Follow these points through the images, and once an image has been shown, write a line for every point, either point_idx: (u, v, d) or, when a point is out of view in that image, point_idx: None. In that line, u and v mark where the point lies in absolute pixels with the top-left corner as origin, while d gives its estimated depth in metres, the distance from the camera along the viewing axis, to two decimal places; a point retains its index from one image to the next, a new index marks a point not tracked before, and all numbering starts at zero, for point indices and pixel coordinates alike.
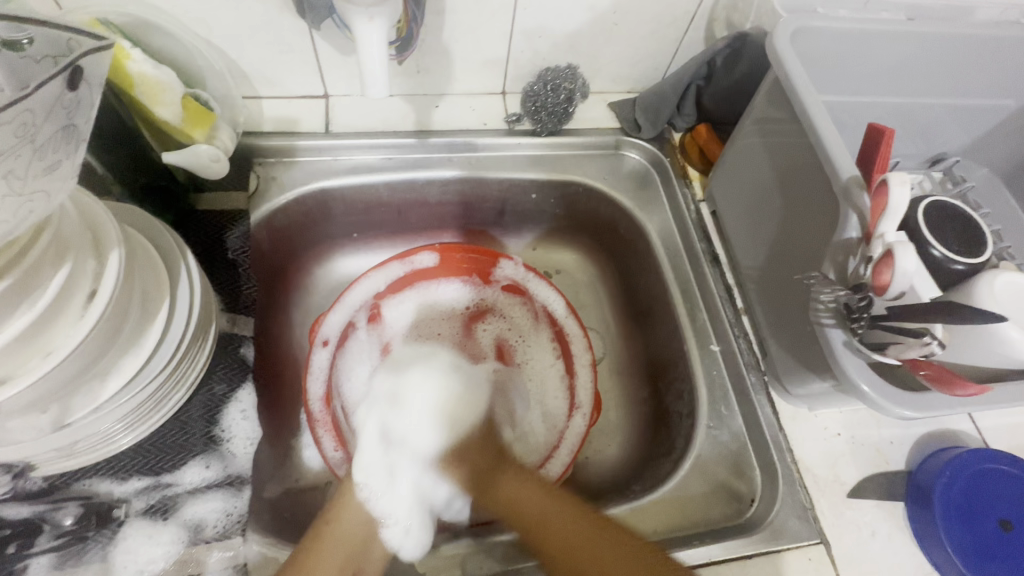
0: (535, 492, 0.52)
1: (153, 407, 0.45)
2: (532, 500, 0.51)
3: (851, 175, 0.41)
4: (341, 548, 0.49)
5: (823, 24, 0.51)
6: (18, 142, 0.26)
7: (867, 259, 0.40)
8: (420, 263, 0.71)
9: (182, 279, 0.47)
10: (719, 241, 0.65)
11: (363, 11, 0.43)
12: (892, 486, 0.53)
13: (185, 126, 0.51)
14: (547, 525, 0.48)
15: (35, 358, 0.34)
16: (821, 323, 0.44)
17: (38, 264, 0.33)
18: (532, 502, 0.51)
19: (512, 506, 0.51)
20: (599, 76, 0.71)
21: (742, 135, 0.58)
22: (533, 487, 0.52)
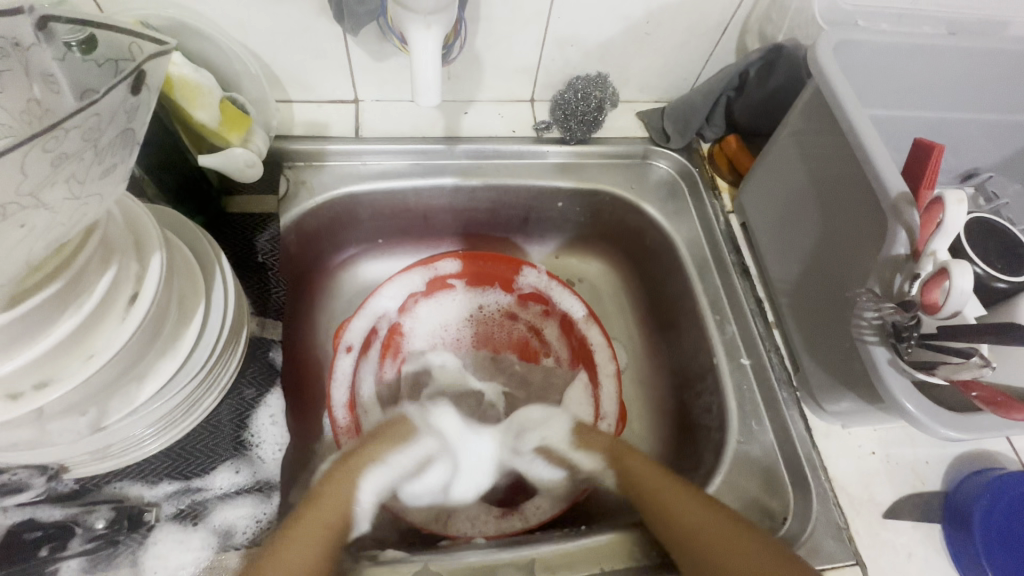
0: (647, 468, 0.52)
1: (185, 412, 0.45)
2: (648, 475, 0.51)
3: (899, 191, 0.41)
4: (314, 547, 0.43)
5: (865, 37, 0.50)
6: (83, 146, 0.26)
7: (914, 277, 0.40)
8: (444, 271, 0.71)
9: (216, 282, 0.47)
10: (749, 254, 0.65)
11: (421, 19, 0.43)
12: (929, 507, 0.52)
13: (222, 129, 0.51)
14: (666, 497, 0.49)
15: (76, 360, 0.34)
16: (864, 341, 0.43)
17: (85, 267, 0.32)
18: (648, 475, 0.51)
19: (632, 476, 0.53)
20: (628, 86, 0.71)
21: (777, 148, 0.57)
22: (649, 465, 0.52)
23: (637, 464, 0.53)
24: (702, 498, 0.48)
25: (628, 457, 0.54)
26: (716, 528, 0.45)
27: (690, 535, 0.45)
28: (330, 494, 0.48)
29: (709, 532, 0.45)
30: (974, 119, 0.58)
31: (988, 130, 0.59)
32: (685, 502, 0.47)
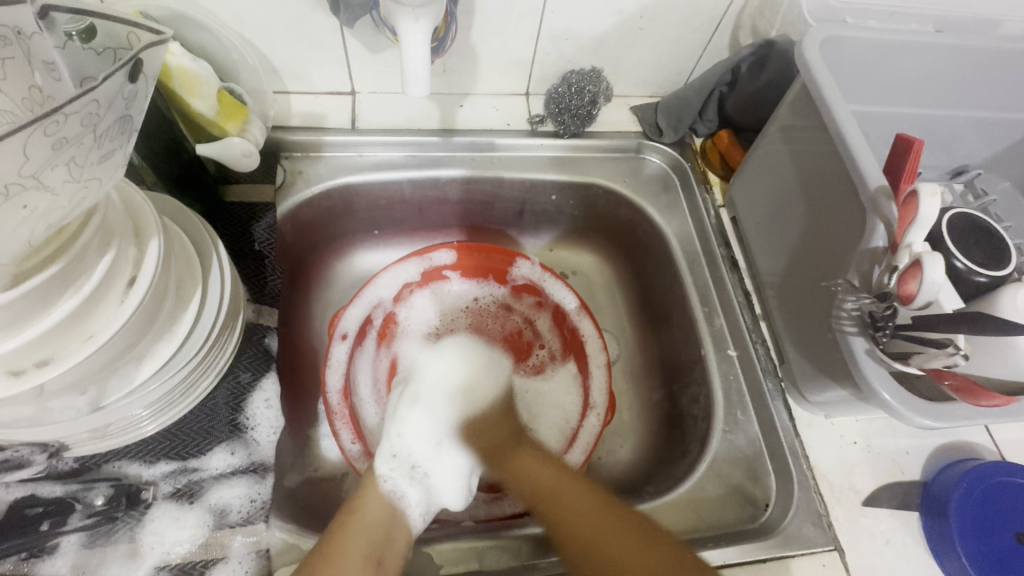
0: (545, 466, 0.56)
1: (183, 393, 0.46)
2: (542, 472, 0.55)
3: (879, 185, 0.42)
4: (366, 532, 0.48)
5: (853, 33, 0.51)
6: (83, 131, 0.27)
7: (892, 269, 0.41)
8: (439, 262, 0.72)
9: (213, 269, 0.49)
10: (738, 247, 0.66)
11: (409, 12, 0.44)
12: (907, 496, 0.53)
13: (219, 119, 0.52)
14: (549, 495, 0.53)
15: (76, 340, 0.36)
16: (843, 331, 0.44)
17: (85, 251, 0.33)
18: (538, 473, 0.56)
19: (523, 476, 0.56)
20: (622, 80, 0.72)
21: (767, 143, 0.58)
22: (542, 464, 0.57)
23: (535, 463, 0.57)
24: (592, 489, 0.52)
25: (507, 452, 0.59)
26: (589, 516, 0.49)
27: (569, 523, 0.50)
28: (369, 500, 0.51)
29: (594, 519, 0.49)
30: (961, 115, 0.59)
31: (973, 127, 0.60)
32: (569, 498, 0.52)
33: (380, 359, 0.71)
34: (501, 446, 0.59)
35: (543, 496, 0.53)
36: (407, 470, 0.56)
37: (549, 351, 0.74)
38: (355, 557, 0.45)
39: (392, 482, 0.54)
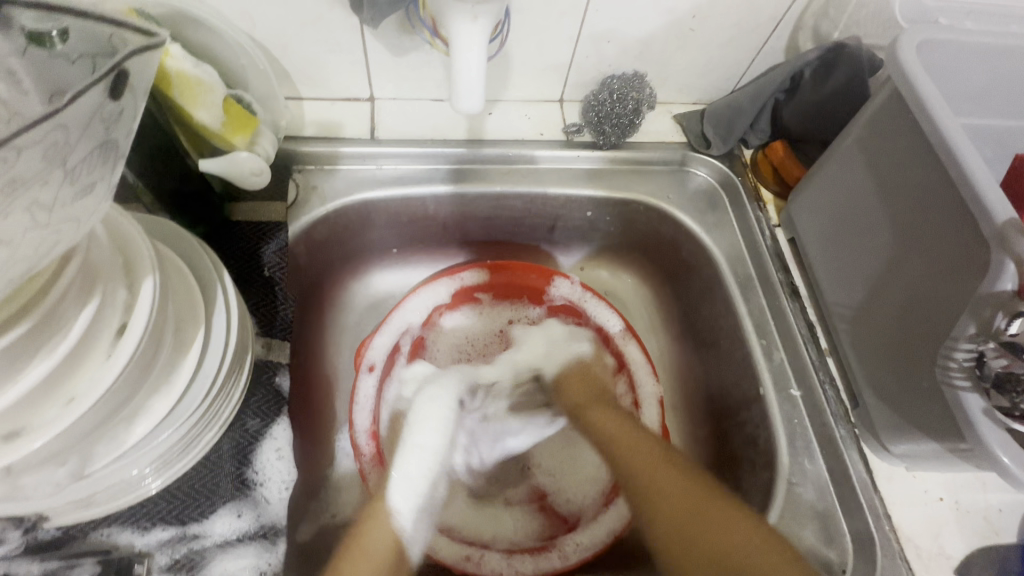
0: (630, 434, 0.53)
1: (182, 451, 0.40)
2: (620, 436, 0.53)
3: (1007, 217, 0.35)
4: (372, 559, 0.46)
5: (952, 37, 0.44)
6: (47, 166, 0.21)
7: (1015, 316, 0.34)
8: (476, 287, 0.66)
9: (218, 302, 0.42)
10: (798, 273, 0.59)
11: (468, 9, 0.38)
12: (1005, 563, 0.47)
13: (225, 131, 0.46)
14: (624, 447, 0.52)
15: (54, 406, 0.30)
16: (953, 385, 0.38)
17: (59, 305, 0.27)
18: (626, 434, 0.53)
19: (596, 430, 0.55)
20: (666, 86, 0.65)
21: (836, 159, 0.52)
22: (626, 428, 0.54)
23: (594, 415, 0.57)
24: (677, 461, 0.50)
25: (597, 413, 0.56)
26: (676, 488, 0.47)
27: (655, 488, 0.48)
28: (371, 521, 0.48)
29: (671, 489, 0.47)
30: None
31: None
32: (646, 467, 0.49)
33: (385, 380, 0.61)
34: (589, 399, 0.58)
35: (629, 452, 0.51)
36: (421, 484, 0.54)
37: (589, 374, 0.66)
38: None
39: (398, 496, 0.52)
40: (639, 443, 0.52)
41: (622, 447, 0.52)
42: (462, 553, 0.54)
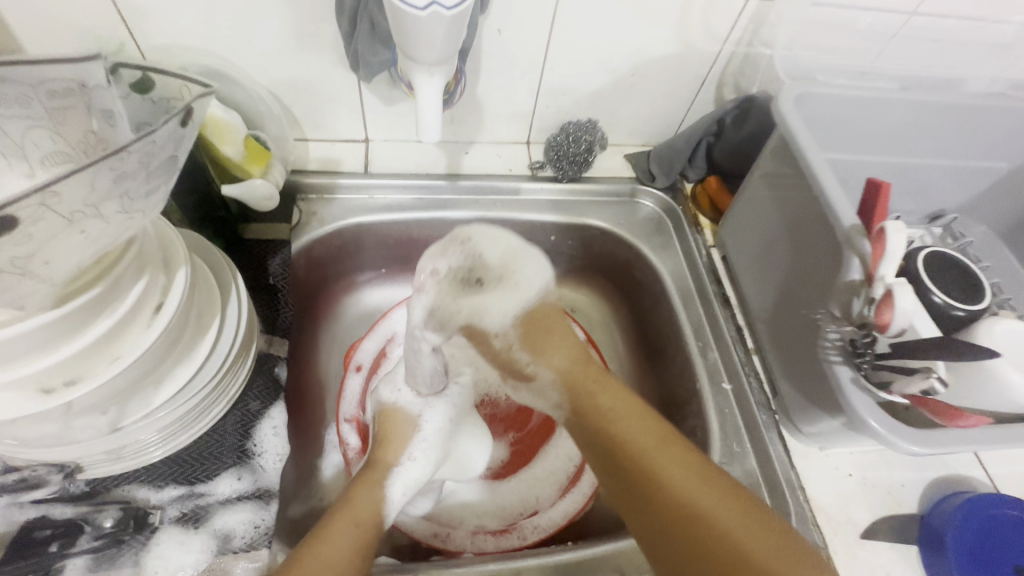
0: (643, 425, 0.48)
1: (194, 419, 0.48)
2: (626, 416, 0.49)
3: (851, 224, 0.45)
4: (353, 521, 0.46)
5: (820, 91, 0.58)
6: (138, 168, 0.30)
7: (869, 299, 0.44)
8: (466, 233, 0.54)
9: (232, 298, 0.51)
10: (730, 285, 0.69)
11: (425, 69, 0.48)
12: (906, 529, 0.54)
13: (245, 163, 0.57)
14: (634, 436, 0.47)
15: (104, 362, 0.38)
16: (829, 360, 0.46)
17: (120, 278, 0.37)
18: (631, 423, 0.48)
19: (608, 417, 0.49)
20: (617, 131, 0.77)
21: (750, 189, 0.62)
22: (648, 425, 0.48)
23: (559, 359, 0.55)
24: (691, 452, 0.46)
25: (597, 395, 0.51)
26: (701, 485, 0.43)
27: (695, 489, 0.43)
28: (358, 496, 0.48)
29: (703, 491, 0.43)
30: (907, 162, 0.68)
31: (923, 177, 0.71)
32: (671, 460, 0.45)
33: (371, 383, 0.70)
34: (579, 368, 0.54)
35: (642, 441, 0.46)
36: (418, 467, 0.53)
37: None
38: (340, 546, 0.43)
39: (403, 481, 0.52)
40: (645, 427, 0.48)
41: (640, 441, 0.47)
42: (431, 530, 0.61)
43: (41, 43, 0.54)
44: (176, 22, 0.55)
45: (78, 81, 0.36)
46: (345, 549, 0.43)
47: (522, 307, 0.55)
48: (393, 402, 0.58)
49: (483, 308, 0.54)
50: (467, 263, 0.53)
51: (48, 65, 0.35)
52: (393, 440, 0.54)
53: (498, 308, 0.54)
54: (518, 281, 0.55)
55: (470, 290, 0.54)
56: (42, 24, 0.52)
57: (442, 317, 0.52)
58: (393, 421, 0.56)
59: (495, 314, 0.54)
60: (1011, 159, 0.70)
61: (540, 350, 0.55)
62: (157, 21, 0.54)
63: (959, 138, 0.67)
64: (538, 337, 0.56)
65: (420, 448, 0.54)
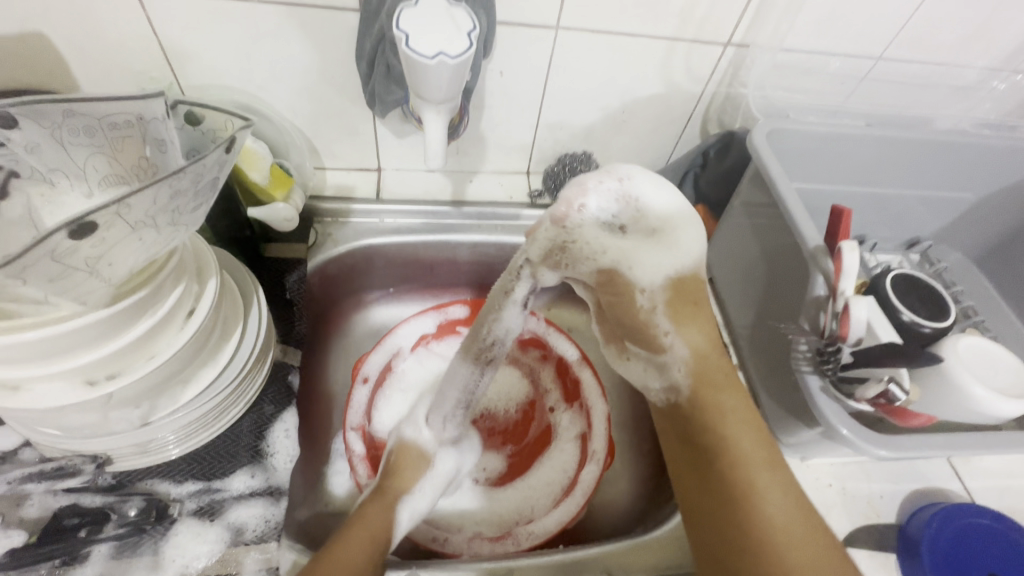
0: (759, 438, 0.47)
1: (215, 418, 0.52)
2: (743, 422, 0.47)
3: (815, 244, 0.50)
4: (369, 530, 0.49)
5: (791, 126, 0.64)
6: (189, 187, 0.36)
7: (832, 312, 0.48)
8: (626, 171, 0.49)
9: (253, 308, 0.56)
10: (716, 305, 0.72)
11: (433, 107, 0.54)
12: (884, 537, 0.56)
13: (269, 187, 0.63)
14: (744, 441, 0.46)
15: (141, 359, 0.43)
16: (800, 371, 0.50)
17: (161, 284, 0.41)
18: (746, 430, 0.47)
19: (721, 415, 0.48)
20: (611, 162, 0.83)
21: (732, 215, 0.67)
22: (756, 430, 0.47)
23: (696, 334, 0.49)
24: (791, 476, 0.45)
25: (722, 392, 0.49)
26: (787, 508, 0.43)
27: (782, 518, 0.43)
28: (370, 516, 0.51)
29: (788, 518, 0.43)
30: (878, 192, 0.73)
31: (898, 208, 0.76)
32: (771, 481, 0.44)
33: (378, 394, 0.73)
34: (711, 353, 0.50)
35: (751, 451, 0.46)
36: (430, 491, 0.58)
37: (551, 399, 0.77)
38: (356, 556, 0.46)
39: (410, 507, 0.55)
40: (759, 439, 0.47)
41: (751, 450, 0.46)
42: (429, 533, 0.64)
43: (94, 81, 0.61)
44: (214, 64, 0.62)
45: (137, 114, 0.41)
46: (362, 556, 0.46)
47: (677, 268, 0.49)
48: (415, 436, 0.60)
49: (635, 255, 0.48)
50: (618, 205, 0.48)
51: (113, 101, 0.40)
52: (404, 471, 0.57)
53: (649, 265, 0.48)
54: (676, 239, 0.48)
55: (614, 235, 0.48)
56: (100, 67, 0.60)
57: (566, 256, 0.49)
58: (406, 456, 0.58)
59: (645, 268, 0.48)
60: (975, 190, 0.75)
61: (681, 321, 0.49)
62: (197, 63, 0.61)
63: (928, 171, 0.72)
64: (685, 305, 0.50)
65: (429, 484, 0.58)
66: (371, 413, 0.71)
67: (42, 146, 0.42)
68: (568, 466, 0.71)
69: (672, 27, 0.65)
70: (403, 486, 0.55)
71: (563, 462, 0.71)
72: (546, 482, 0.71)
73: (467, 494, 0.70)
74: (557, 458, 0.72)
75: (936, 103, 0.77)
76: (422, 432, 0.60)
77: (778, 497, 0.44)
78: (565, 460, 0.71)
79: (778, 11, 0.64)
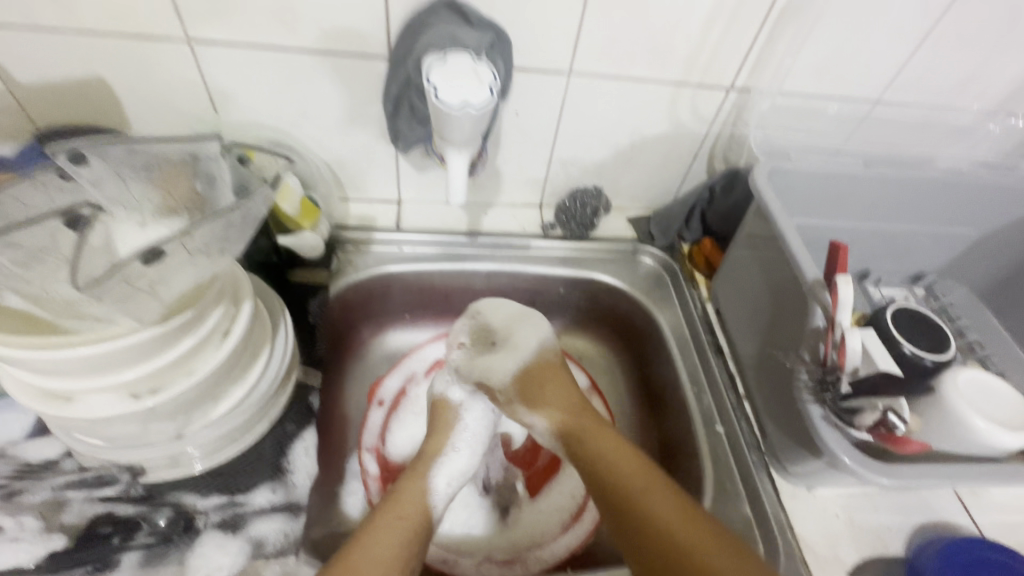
0: (630, 458, 0.58)
1: (242, 434, 0.54)
2: (614, 454, 0.58)
3: (814, 278, 0.53)
4: (397, 520, 0.53)
5: (790, 167, 0.67)
6: None
7: (830, 343, 0.51)
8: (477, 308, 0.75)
9: (281, 329, 0.60)
10: (723, 334, 0.74)
11: (456, 148, 0.58)
12: (892, 570, 0.56)
13: (299, 218, 0.68)
14: (635, 480, 0.55)
15: (180, 375, 0.46)
16: (802, 400, 0.52)
17: (204, 305, 0.45)
18: (624, 461, 0.57)
19: (595, 453, 0.59)
20: (621, 196, 0.87)
21: (737, 248, 0.70)
22: (626, 455, 0.58)
23: (551, 411, 0.66)
24: (676, 491, 0.54)
25: (595, 437, 0.61)
26: (669, 511, 0.52)
27: (666, 525, 0.51)
28: (406, 494, 0.57)
29: (672, 523, 0.51)
30: (878, 228, 0.75)
31: (902, 243, 0.78)
32: (654, 493, 0.53)
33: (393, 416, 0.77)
34: (592, 425, 0.63)
35: (635, 480, 0.55)
36: (460, 454, 0.64)
37: None
38: (379, 553, 0.49)
39: (441, 478, 0.61)
40: (646, 473, 0.56)
41: (631, 480, 0.55)
42: (440, 554, 0.66)
43: (143, 118, 0.67)
44: (253, 103, 0.67)
45: (191, 153, 0.50)
46: (395, 537, 0.51)
47: (518, 368, 0.70)
48: (443, 393, 0.70)
49: (491, 367, 0.70)
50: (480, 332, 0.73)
51: (171, 143, 0.49)
52: (440, 433, 0.65)
53: (501, 367, 0.71)
54: (517, 343, 0.72)
55: (484, 352, 0.72)
56: (152, 109, 0.66)
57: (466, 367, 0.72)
58: (444, 418, 0.67)
59: (498, 375, 0.70)
60: (976, 227, 0.77)
61: (535, 399, 0.67)
62: (238, 102, 0.67)
63: (929, 208, 0.74)
64: (533, 386, 0.69)
65: (461, 441, 0.65)
66: (386, 434, 0.75)
67: (104, 180, 0.45)
68: (575, 492, 0.73)
69: (677, 72, 0.69)
70: (432, 452, 0.63)
71: (572, 488, 0.73)
72: (555, 507, 0.72)
73: (479, 518, 0.70)
74: (567, 484, 0.73)
75: (937, 143, 0.80)
76: (451, 389, 0.70)
77: (659, 506, 0.52)
78: (572, 485, 0.73)
79: (777, 58, 0.69)
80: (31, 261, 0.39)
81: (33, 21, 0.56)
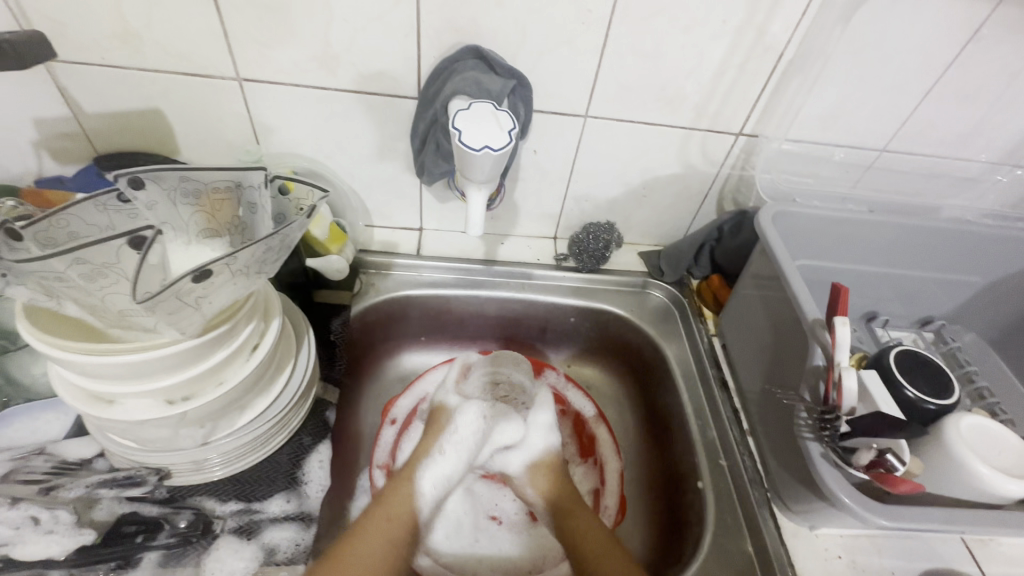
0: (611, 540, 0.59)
1: (262, 443, 0.58)
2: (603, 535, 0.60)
3: (814, 318, 0.55)
4: (389, 521, 0.58)
5: (799, 211, 0.70)
6: None
7: (829, 382, 0.52)
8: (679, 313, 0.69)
9: (304, 345, 0.63)
10: (728, 369, 0.76)
11: (476, 184, 0.62)
12: None
13: (327, 242, 0.73)
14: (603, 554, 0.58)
15: (211, 385, 0.50)
16: (802, 437, 0.53)
17: (238, 320, 0.49)
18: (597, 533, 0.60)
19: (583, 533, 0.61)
20: (633, 232, 0.90)
21: (742, 286, 0.72)
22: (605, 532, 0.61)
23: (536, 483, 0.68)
24: None
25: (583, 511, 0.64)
26: None
27: None
28: (396, 499, 0.61)
29: None
30: (884, 272, 0.77)
31: (909, 288, 0.79)
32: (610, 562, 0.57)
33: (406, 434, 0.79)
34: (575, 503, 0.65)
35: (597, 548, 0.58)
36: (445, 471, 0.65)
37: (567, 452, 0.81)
38: (373, 548, 0.55)
39: (429, 478, 0.64)
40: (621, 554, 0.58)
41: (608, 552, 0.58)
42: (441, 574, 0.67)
43: (192, 147, 0.73)
44: (292, 136, 0.73)
45: (236, 182, 0.52)
46: (376, 546, 0.56)
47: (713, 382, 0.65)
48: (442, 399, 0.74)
49: None
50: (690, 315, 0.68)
51: (220, 172, 0.50)
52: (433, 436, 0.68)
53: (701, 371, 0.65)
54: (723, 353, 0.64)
55: None
56: (201, 140, 0.72)
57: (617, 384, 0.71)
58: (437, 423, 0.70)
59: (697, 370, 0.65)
60: (983, 274, 0.78)
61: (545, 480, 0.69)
62: (279, 136, 0.72)
63: (935, 255, 0.76)
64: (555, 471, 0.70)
65: (452, 447, 0.67)
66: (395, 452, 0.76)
67: (158, 204, 0.49)
68: None
69: (687, 119, 0.73)
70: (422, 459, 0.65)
71: None
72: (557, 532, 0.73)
73: (483, 540, 0.72)
74: None
75: (943, 192, 0.82)
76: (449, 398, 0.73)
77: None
78: None
79: (786, 107, 0.72)
80: (95, 275, 0.41)
81: (105, 61, 0.63)
